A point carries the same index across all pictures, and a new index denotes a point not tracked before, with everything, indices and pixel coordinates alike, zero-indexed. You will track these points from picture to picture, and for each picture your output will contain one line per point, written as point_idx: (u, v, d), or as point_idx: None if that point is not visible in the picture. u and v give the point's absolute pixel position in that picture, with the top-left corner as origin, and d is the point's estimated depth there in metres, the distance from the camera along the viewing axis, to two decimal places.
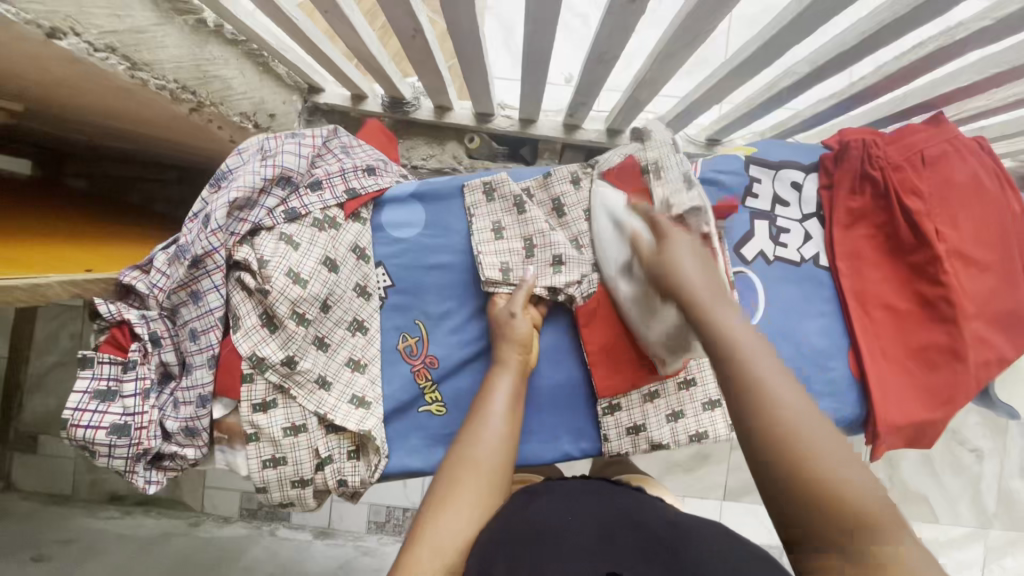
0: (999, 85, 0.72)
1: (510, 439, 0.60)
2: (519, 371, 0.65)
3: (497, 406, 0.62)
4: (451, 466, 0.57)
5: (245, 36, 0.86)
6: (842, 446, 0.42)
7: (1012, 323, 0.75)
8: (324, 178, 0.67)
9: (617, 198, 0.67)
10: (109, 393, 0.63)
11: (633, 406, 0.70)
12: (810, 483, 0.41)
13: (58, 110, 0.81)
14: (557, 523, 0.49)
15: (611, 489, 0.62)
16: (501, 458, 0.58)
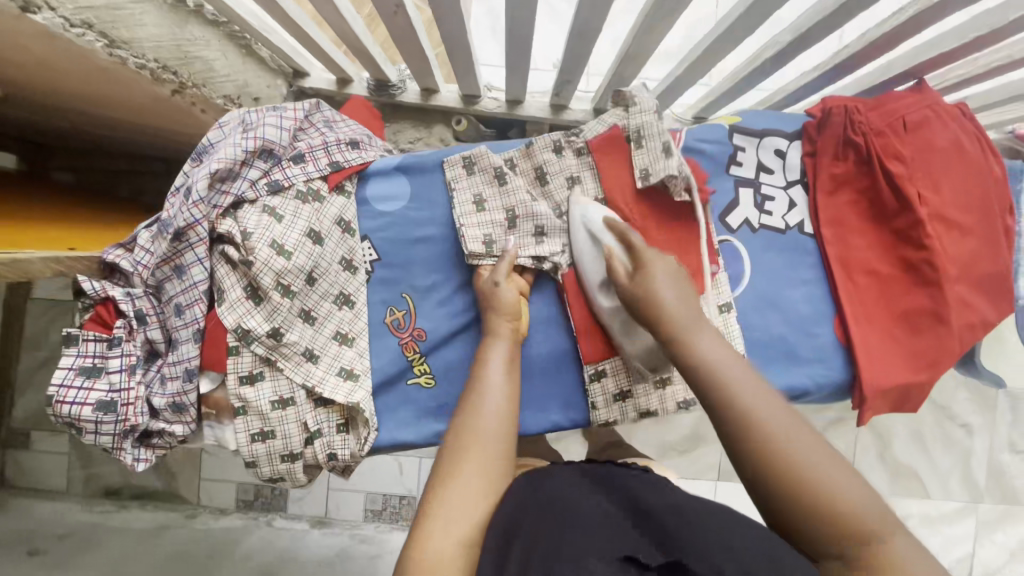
0: (980, 49, 0.72)
1: (509, 414, 0.60)
2: (512, 339, 0.65)
3: (494, 382, 0.62)
4: (453, 439, 0.58)
5: (227, 18, 0.85)
6: (796, 426, 0.51)
7: (994, 287, 0.76)
8: (307, 152, 0.67)
9: (596, 214, 0.68)
10: (94, 370, 0.62)
11: (620, 373, 0.71)
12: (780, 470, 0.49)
13: (43, 96, 0.81)
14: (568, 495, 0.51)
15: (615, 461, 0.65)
16: (505, 433, 0.59)
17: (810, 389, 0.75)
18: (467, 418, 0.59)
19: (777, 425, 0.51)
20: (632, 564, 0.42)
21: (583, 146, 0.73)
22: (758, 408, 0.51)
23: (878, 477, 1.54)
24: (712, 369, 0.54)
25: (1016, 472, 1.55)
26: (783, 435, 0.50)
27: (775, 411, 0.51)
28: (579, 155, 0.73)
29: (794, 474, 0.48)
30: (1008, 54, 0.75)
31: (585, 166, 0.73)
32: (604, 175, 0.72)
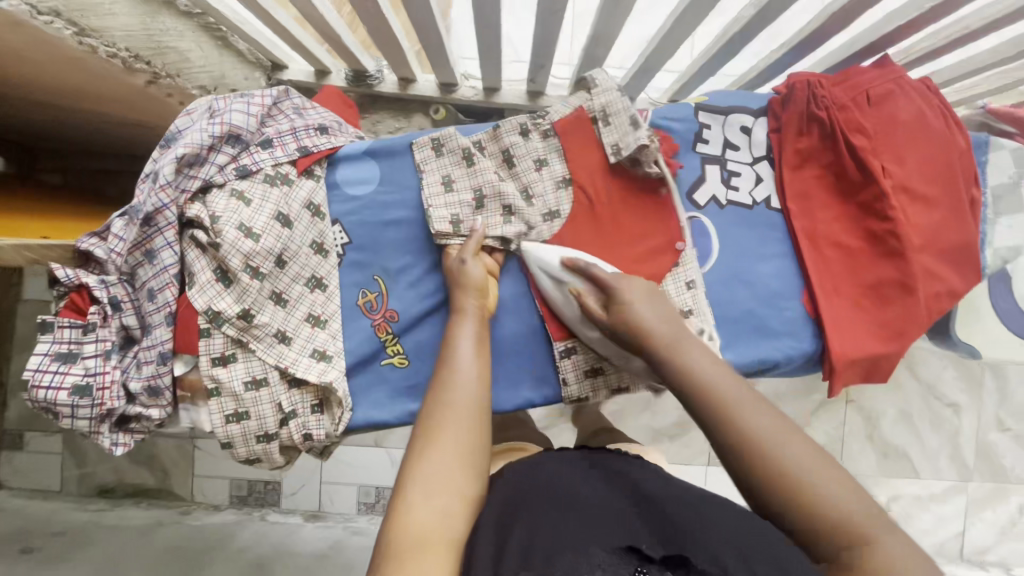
0: (938, 20, 0.72)
1: (478, 388, 0.61)
2: (477, 315, 0.66)
3: (462, 361, 0.62)
4: (427, 417, 0.58)
5: (200, 9, 0.86)
6: (776, 422, 0.50)
7: (961, 256, 0.76)
8: (275, 137, 0.68)
9: (549, 256, 0.70)
10: (71, 355, 0.63)
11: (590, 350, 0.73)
12: (756, 461, 0.48)
13: (24, 96, 0.81)
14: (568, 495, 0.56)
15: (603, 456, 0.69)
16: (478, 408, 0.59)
17: (781, 362, 0.76)
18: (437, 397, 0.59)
19: (753, 420, 0.50)
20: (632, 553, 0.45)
21: (549, 129, 0.74)
22: (729, 401, 0.52)
23: (867, 458, 1.55)
24: (695, 380, 0.55)
25: (1005, 450, 1.56)
26: (758, 431, 0.49)
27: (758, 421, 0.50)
28: (545, 137, 0.74)
29: (767, 466, 0.48)
30: (964, 25, 0.75)
31: (552, 149, 0.75)
32: (570, 155, 0.74)
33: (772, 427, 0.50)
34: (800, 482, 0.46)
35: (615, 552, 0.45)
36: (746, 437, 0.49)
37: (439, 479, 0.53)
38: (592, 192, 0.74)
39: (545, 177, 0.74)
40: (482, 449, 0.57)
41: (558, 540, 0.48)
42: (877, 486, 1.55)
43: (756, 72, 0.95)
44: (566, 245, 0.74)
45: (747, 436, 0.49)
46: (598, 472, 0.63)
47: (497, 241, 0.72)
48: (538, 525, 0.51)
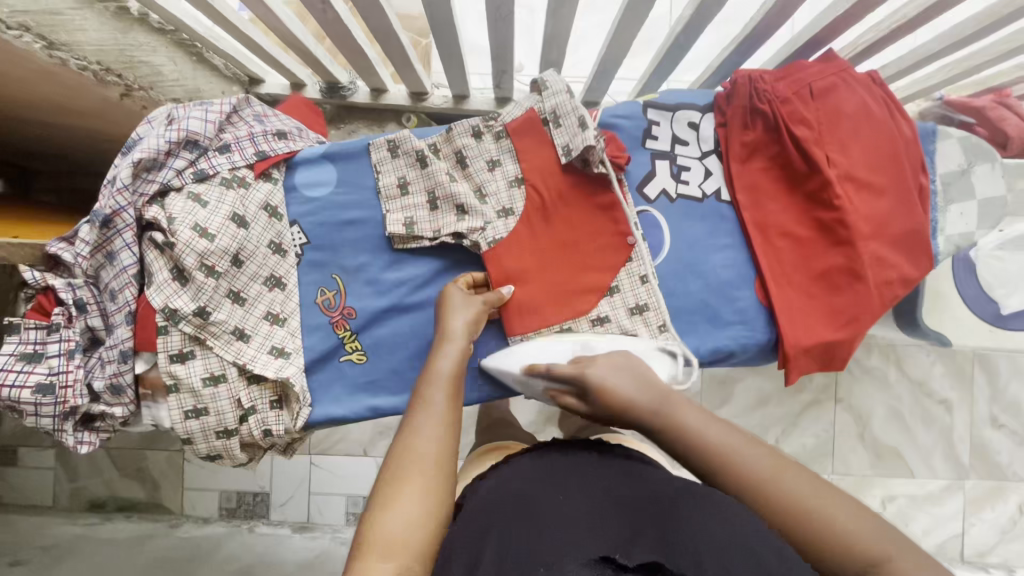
0: (872, 10, 0.73)
1: (453, 400, 0.61)
2: (462, 352, 0.65)
3: (441, 379, 0.62)
4: (391, 459, 0.55)
5: (174, 26, 0.89)
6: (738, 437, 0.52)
7: (912, 244, 0.78)
8: (232, 143, 0.71)
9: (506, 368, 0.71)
10: (35, 356, 0.65)
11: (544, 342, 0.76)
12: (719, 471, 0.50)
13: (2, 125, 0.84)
14: (542, 503, 0.54)
15: (592, 456, 0.65)
16: (450, 417, 0.59)
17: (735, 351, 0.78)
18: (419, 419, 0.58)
19: (720, 440, 0.51)
20: (609, 565, 0.45)
21: (501, 130, 0.77)
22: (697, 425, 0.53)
23: (859, 458, 1.50)
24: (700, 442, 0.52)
25: (999, 447, 1.51)
26: (721, 447, 0.51)
27: (780, 472, 0.49)
28: (498, 138, 0.77)
29: (732, 472, 0.50)
30: (899, 17, 0.77)
31: (504, 149, 0.77)
32: (521, 153, 0.76)
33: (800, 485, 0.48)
34: (789, 498, 0.47)
35: (590, 565, 0.44)
36: (750, 478, 0.49)
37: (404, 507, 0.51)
38: (543, 191, 0.76)
39: (498, 176, 0.76)
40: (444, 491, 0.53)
41: (528, 554, 0.46)
42: (872, 487, 1.49)
43: (712, 70, 0.97)
44: (512, 245, 0.75)
45: (754, 475, 0.49)
46: (565, 472, 0.61)
47: (452, 237, 0.74)
48: (506, 540, 0.49)
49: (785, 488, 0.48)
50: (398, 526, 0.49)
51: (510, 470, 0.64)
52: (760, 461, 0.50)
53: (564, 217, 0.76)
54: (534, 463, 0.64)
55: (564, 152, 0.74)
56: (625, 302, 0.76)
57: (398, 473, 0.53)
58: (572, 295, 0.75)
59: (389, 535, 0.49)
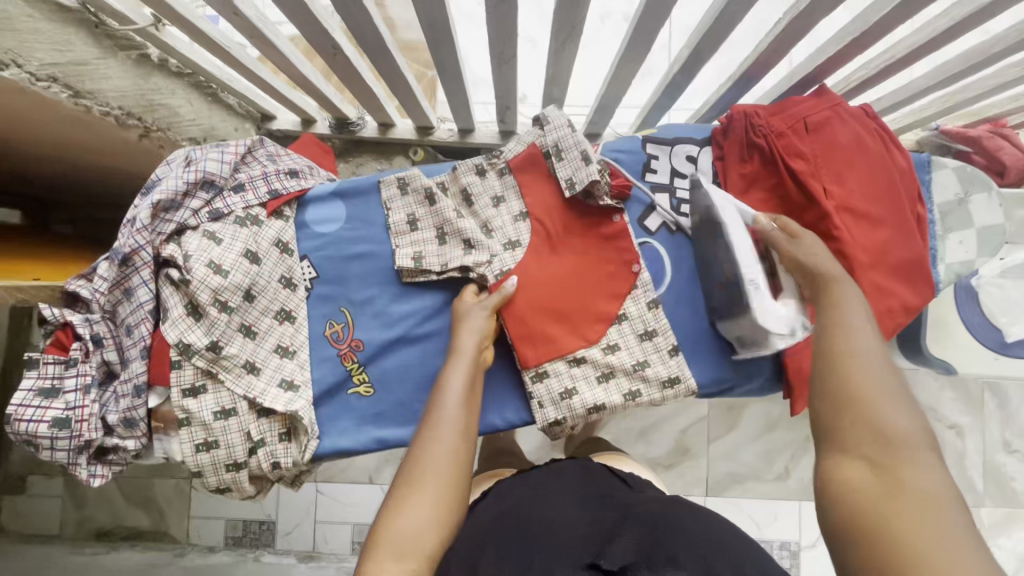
0: (862, 50, 0.76)
1: (467, 417, 0.61)
2: (472, 364, 0.66)
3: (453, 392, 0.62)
4: (404, 470, 0.55)
5: (190, 69, 0.93)
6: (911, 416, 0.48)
7: (912, 273, 0.78)
8: (247, 182, 0.73)
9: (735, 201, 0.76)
10: (53, 391, 0.66)
11: (560, 373, 0.76)
12: (859, 404, 0.50)
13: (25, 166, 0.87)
14: (535, 518, 0.56)
15: (573, 472, 0.70)
16: (464, 429, 0.60)
17: (736, 382, 0.80)
18: (433, 432, 0.58)
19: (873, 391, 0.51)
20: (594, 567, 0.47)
21: (504, 167, 0.80)
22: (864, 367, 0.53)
23: None
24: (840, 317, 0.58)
25: (1013, 473, 1.47)
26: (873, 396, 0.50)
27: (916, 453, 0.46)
28: (501, 175, 0.80)
29: (873, 421, 0.49)
30: (890, 56, 0.79)
31: (508, 185, 0.80)
32: (525, 189, 0.79)
33: (897, 396, 0.50)
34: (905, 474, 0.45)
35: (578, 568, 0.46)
36: (884, 435, 0.48)
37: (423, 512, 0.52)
38: (549, 223, 0.78)
39: (503, 212, 0.79)
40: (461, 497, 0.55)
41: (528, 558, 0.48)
42: None
43: (708, 105, 1.00)
44: (526, 278, 0.76)
45: (891, 434, 0.47)
46: (550, 492, 0.63)
47: (460, 270, 0.76)
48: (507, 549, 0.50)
49: (914, 466, 0.45)
50: (409, 530, 0.50)
51: (498, 493, 0.66)
52: (910, 431, 0.47)
53: (572, 248, 0.78)
54: (525, 482, 0.67)
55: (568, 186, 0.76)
56: (635, 328, 0.77)
57: (410, 478, 0.54)
58: (585, 326, 0.76)
59: (403, 534, 0.50)
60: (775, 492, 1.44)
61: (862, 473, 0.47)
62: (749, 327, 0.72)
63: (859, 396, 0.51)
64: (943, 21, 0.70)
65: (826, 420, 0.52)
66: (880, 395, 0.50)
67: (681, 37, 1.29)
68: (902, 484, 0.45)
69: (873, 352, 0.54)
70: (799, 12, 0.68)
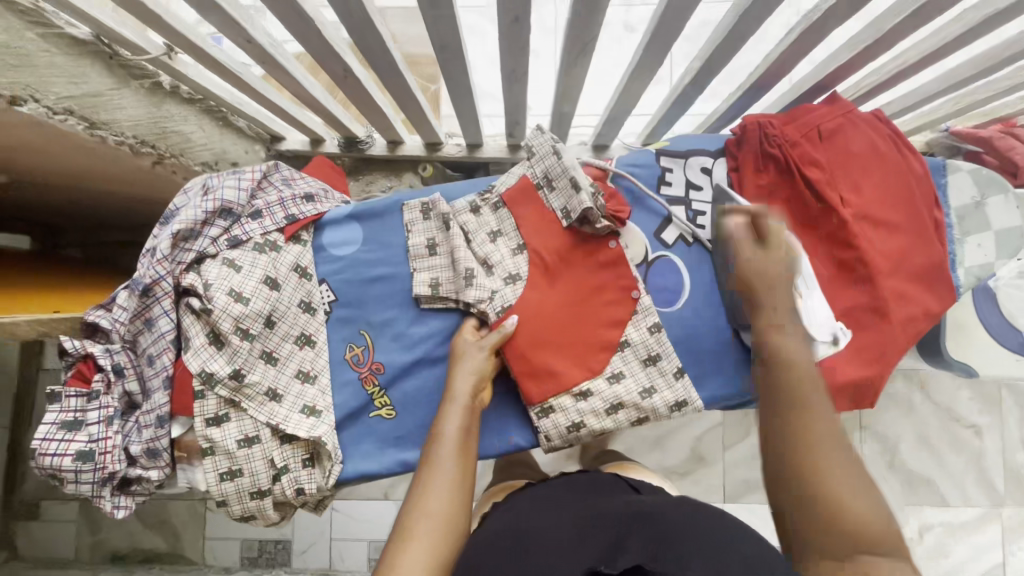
0: (875, 57, 0.75)
1: (462, 463, 0.61)
2: (466, 407, 0.66)
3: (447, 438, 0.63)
4: (399, 525, 0.56)
5: (201, 94, 0.93)
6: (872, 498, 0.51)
7: (933, 278, 0.78)
8: (264, 208, 0.74)
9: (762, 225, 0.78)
10: (76, 423, 0.66)
11: (567, 407, 0.74)
12: (832, 487, 0.51)
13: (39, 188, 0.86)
14: (532, 530, 0.54)
15: (584, 484, 0.69)
16: (461, 475, 0.60)
17: None
18: (429, 479, 0.59)
19: (842, 471, 0.52)
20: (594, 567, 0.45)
21: (497, 201, 0.80)
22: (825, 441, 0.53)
23: (890, 488, 1.44)
24: (800, 384, 0.57)
25: None
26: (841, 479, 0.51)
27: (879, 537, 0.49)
28: (495, 209, 0.80)
29: (847, 509, 0.50)
30: (901, 61, 0.79)
31: (503, 220, 0.80)
32: (521, 221, 0.79)
33: (853, 471, 0.52)
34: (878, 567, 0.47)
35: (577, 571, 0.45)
36: (861, 526, 0.49)
37: (417, 561, 0.51)
38: (547, 255, 0.77)
39: (500, 246, 0.78)
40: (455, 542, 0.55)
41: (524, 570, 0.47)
42: (905, 518, 1.43)
43: (717, 115, 1.00)
44: (525, 314, 0.74)
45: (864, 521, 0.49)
46: (549, 506, 0.61)
47: (466, 304, 0.76)
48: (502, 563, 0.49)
49: (880, 556, 0.48)
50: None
51: (507, 510, 0.64)
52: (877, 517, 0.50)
53: (569, 278, 0.77)
54: (532, 500, 0.64)
55: (566, 213, 0.77)
56: (637, 355, 0.76)
57: (403, 533, 0.54)
58: (588, 356, 0.76)
59: None
60: None
61: (830, 561, 0.49)
62: None
63: (830, 477, 0.51)
64: (956, 28, 0.70)
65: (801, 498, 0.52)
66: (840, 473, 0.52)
67: (686, 45, 1.29)
68: (870, 566, 0.47)
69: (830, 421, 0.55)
70: (812, 22, 0.68)
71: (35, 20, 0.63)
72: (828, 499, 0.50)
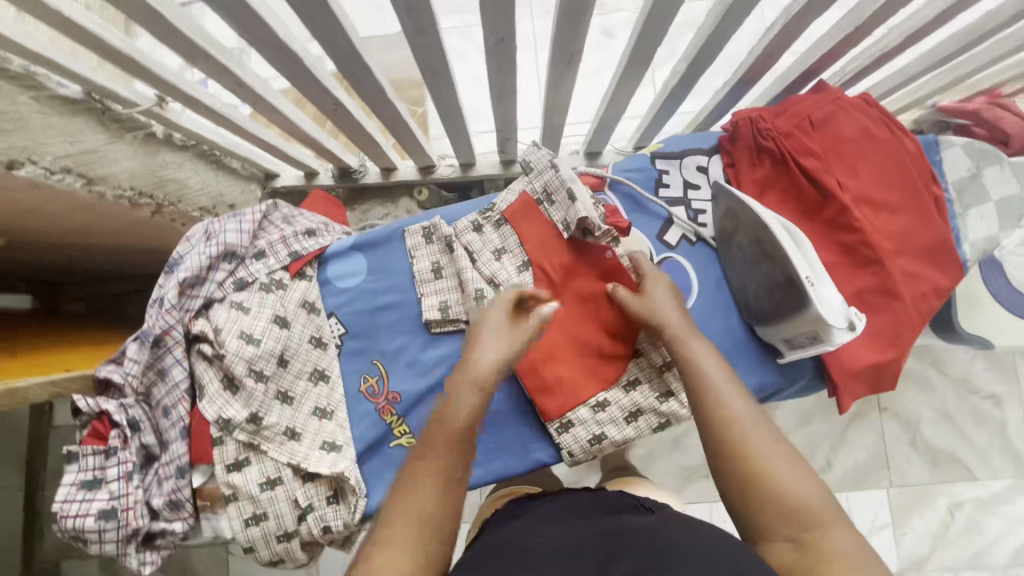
0: (858, 43, 0.76)
1: (457, 468, 0.53)
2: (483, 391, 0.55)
3: (416, 492, 0.51)
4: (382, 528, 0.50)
5: (194, 140, 0.94)
6: (803, 472, 0.53)
7: (938, 255, 0.78)
8: (267, 248, 0.74)
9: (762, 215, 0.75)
10: (96, 482, 0.64)
11: (586, 420, 0.74)
12: (761, 477, 0.53)
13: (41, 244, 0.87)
14: (526, 545, 0.52)
15: (594, 494, 0.65)
16: (424, 556, 0.49)
17: (780, 387, 0.79)
18: (380, 547, 0.49)
19: (770, 456, 0.54)
20: None
21: (499, 219, 0.80)
22: (747, 430, 0.56)
23: (916, 468, 1.42)
24: (714, 384, 0.60)
25: None
26: (771, 463, 0.53)
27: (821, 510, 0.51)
28: (497, 227, 0.80)
29: (782, 493, 0.52)
30: (884, 44, 0.79)
31: (505, 236, 0.80)
32: (524, 237, 0.79)
33: (784, 452, 0.55)
34: (827, 544, 0.48)
35: None
36: (799, 504, 0.51)
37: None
38: (551, 271, 0.78)
39: (506, 263, 0.78)
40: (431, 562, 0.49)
41: None
42: (933, 497, 1.41)
43: (706, 111, 1.00)
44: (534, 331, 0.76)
45: (800, 499, 0.51)
46: (548, 518, 0.58)
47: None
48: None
49: (824, 531, 0.49)
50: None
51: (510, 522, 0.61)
52: (814, 491, 0.52)
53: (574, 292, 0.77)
54: (531, 516, 0.60)
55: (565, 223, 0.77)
56: (654, 360, 0.75)
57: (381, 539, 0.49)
58: (600, 368, 0.75)
59: None
60: None
61: (786, 546, 0.50)
62: (802, 326, 0.69)
63: (758, 466, 0.54)
64: (934, 7, 0.70)
65: (741, 496, 0.53)
66: (772, 453, 0.54)
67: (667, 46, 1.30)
68: (819, 548, 0.49)
69: (749, 410, 0.58)
70: (792, 15, 0.69)
71: (27, 85, 0.63)
72: (760, 488, 0.53)
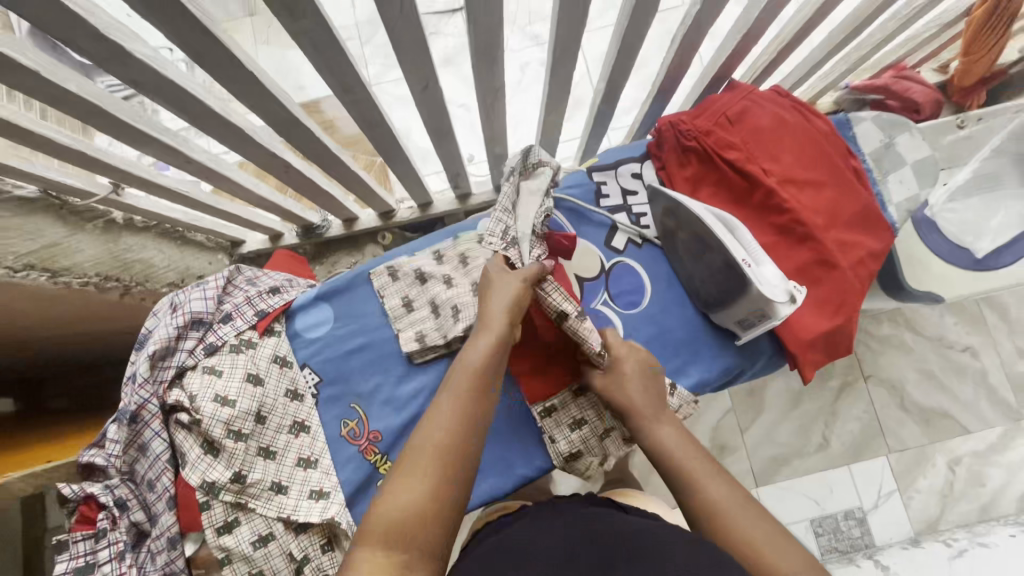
0: (757, 41, 0.82)
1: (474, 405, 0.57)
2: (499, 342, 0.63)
3: (435, 433, 0.54)
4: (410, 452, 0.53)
5: (156, 220, 0.97)
6: (784, 537, 0.52)
7: (867, 222, 0.83)
8: (233, 310, 0.77)
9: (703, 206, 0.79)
10: (88, 567, 0.63)
11: (568, 404, 0.79)
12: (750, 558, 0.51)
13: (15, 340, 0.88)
14: (523, 540, 0.53)
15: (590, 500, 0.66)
16: (448, 481, 0.51)
17: (743, 367, 0.83)
18: (398, 481, 0.51)
19: (751, 530, 0.53)
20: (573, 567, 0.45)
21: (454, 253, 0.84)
22: (726, 510, 0.55)
23: (910, 430, 1.45)
24: (673, 457, 0.61)
25: None
26: (757, 539, 0.52)
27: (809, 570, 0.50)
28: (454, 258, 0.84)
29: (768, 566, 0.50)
30: (782, 39, 0.86)
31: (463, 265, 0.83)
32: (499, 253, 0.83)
33: (762, 519, 0.54)
34: None
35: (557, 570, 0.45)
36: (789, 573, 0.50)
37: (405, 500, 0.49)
38: None
39: None
40: (448, 491, 0.50)
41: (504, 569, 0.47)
42: (932, 456, 1.43)
43: (638, 122, 1.06)
44: None
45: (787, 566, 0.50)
46: (541, 519, 0.59)
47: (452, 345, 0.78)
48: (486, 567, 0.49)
49: None
50: None
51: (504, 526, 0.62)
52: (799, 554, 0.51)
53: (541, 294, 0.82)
54: (525, 519, 0.61)
55: (505, 236, 0.77)
56: None
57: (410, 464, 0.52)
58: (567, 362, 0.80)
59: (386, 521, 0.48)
60: (821, 463, 1.43)
61: None
62: (748, 306, 0.73)
63: (743, 544, 0.52)
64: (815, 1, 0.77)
65: None
66: (750, 526, 0.53)
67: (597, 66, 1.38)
68: None
69: (721, 487, 0.57)
70: (688, 26, 0.75)
71: None
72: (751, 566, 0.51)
